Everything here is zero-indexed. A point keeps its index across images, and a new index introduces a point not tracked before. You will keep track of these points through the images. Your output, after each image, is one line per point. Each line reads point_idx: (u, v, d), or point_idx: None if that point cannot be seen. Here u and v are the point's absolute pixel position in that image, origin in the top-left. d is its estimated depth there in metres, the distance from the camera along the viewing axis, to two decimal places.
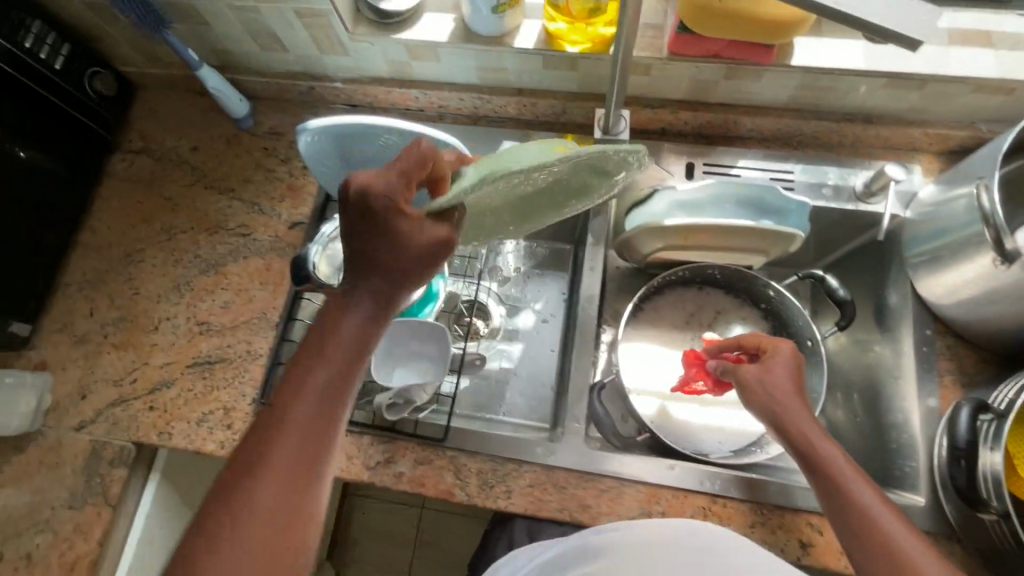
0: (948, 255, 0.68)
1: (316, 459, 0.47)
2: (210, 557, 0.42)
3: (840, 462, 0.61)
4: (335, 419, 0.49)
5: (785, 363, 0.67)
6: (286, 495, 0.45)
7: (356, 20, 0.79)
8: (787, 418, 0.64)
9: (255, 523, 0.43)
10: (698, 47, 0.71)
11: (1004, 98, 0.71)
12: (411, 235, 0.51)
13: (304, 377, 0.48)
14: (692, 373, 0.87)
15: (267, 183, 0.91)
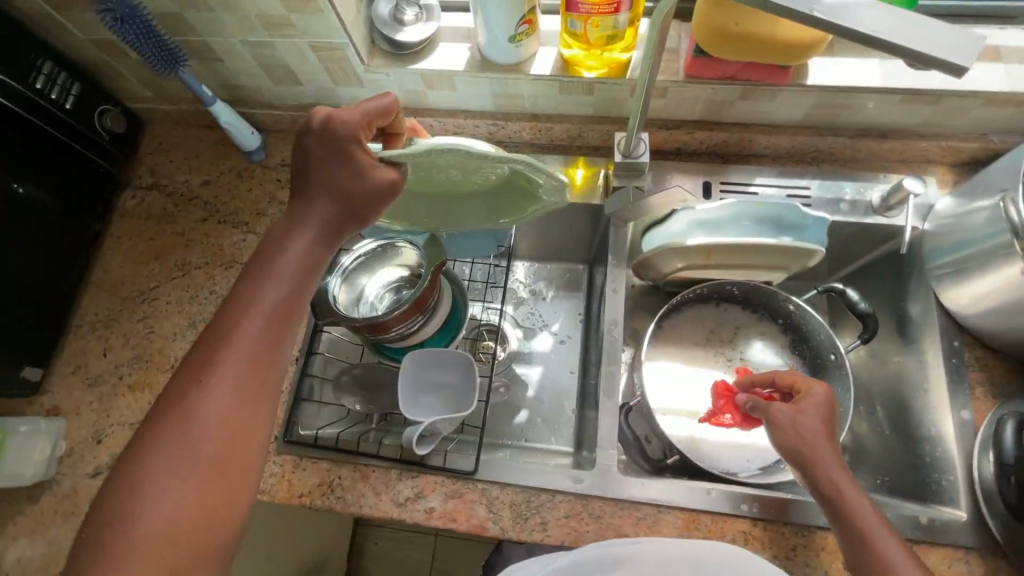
0: (971, 267, 0.68)
1: (265, 367, 0.52)
2: (169, 443, 0.47)
3: (868, 512, 0.60)
4: (283, 334, 0.53)
5: (817, 405, 0.66)
6: (235, 401, 0.50)
7: (371, 51, 0.79)
8: (813, 463, 0.62)
9: (204, 420, 0.49)
10: (713, 70, 0.72)
11: (1015, 110, 0.72)
12: (361, 176, 0.55)
13: (255, 294, 0.53)
14: (721, 405, 0.89)
15: (281, 215, 0.90)
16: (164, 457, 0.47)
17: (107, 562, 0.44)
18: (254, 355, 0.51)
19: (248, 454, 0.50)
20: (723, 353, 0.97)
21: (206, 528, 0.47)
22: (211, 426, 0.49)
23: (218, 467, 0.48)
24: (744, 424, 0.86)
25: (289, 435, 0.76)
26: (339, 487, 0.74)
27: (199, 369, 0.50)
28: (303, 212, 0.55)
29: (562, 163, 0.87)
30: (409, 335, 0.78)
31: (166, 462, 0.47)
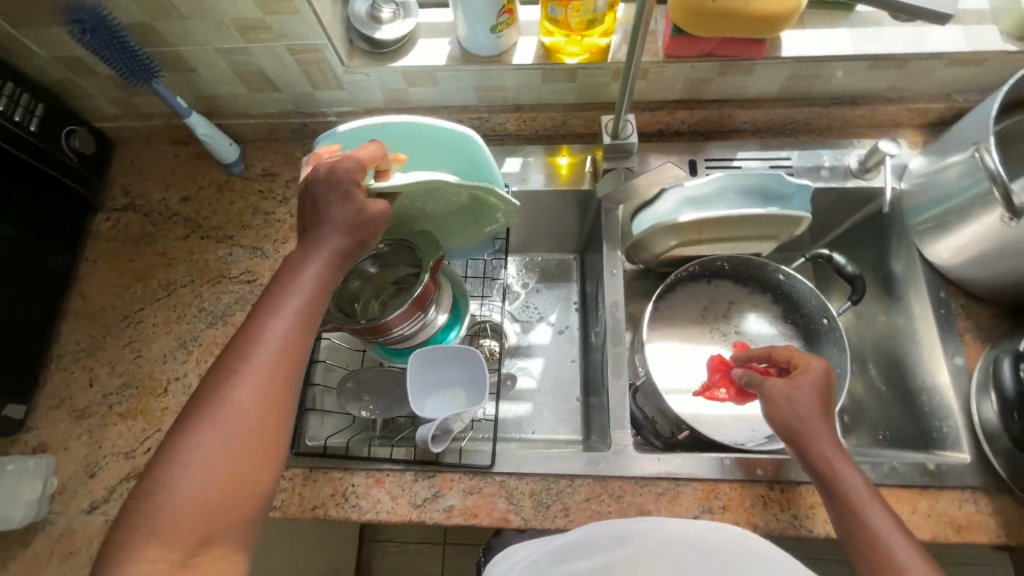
0: (953, 219, 0.71)
1: (285, 376, 0.51)
2: (189, 449, 0.47)
3: (861, 488, 0.61)
4: (304, 345, 0.52)
5: (814, 380, 0.66)
6: (255, 409, 0.49)
7: (350, 51, 0.78)
8: (805, 442, 0.64)
9: (224, 431, 0.48)
10: (692, 48, 0.74)
11: (975, 69, 0.76)
12: (362, 205, 0.55)
13: (276, 303, 0.52)
14: (716, 379, 0.90)
15: (266, 226, 0.87)
16: (185, 469, 0.46)
17: (127, 550, 0.44)
18: (277, 364, 0.50)
19: (268, 470, 0.49)
20: (719, 327, 0.98)
21: (222, 528, 0.46)
22: (232, 438, 0.48)
23: (238, 481, 0.47)
24: (739, 396, 0.88)
25: (296, 447, 0.74)
26: (353, 496, 0.72)
27: (221, 377, 0.49)
28: (314, 229, 0.55)
29: (549, 151, 0.88)
30: (411, 337, 0.76)
31: (186, 466, 0.46)
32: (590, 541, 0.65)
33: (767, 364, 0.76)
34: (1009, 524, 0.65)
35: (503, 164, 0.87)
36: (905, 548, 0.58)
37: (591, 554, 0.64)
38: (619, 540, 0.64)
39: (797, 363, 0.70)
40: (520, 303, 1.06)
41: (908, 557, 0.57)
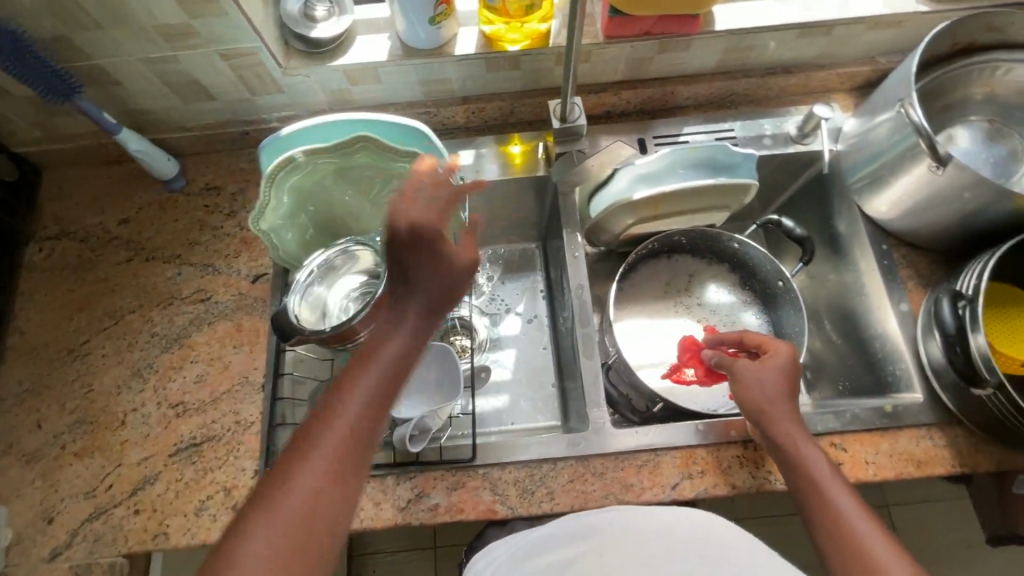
0: (887, 174, 0.75)
1: (362, 452, 0.49)
2: (261, 528, 0.44)
3: (824, 467, 0.64)
4: (382, 419, 0.50)
5: (782, 363, 0.69)
6: (329, 488, 0.46)
7: (285, 53, 0.75)
8: (770, 421, 0.66)
9: (291, 517, 0.45)
10: (631, 28, 0.75)
11: (894, 31, 0.80)
12: (450, 263, 0.54)
13: (360, 375, 0.50)
14: (686, 358, 0.95)
15: (216, 241, 0.84)
16: (244, 556, 0.43)
17: None
18: (353, 447, 0.48)
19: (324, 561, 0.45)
20: (682, 301, 1.01)
21: None
22: (304, 518, 0.45)
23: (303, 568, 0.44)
24: (709, 377, 0.93)
25: (270, 464, 0.72)
26: None
27: (299, 452, 0.47)
28: (401, 295, 0.53)
29: (501, 140, 0.87)
30: None
31: (254, 548, 0.43)
32: (565, 535, 0.64)
33: (735, 348, 0.79)
34: (963, 454, 0.70)
35: (456, 157, 0.86)
36: (863, 521, 0.60)
37: (567, 547, 0.63)
38: (589, 533, 0.63)
39: (767, 349, 0.73)
40: (488, 297, 1.06)
41: (867, 530, 0.59)
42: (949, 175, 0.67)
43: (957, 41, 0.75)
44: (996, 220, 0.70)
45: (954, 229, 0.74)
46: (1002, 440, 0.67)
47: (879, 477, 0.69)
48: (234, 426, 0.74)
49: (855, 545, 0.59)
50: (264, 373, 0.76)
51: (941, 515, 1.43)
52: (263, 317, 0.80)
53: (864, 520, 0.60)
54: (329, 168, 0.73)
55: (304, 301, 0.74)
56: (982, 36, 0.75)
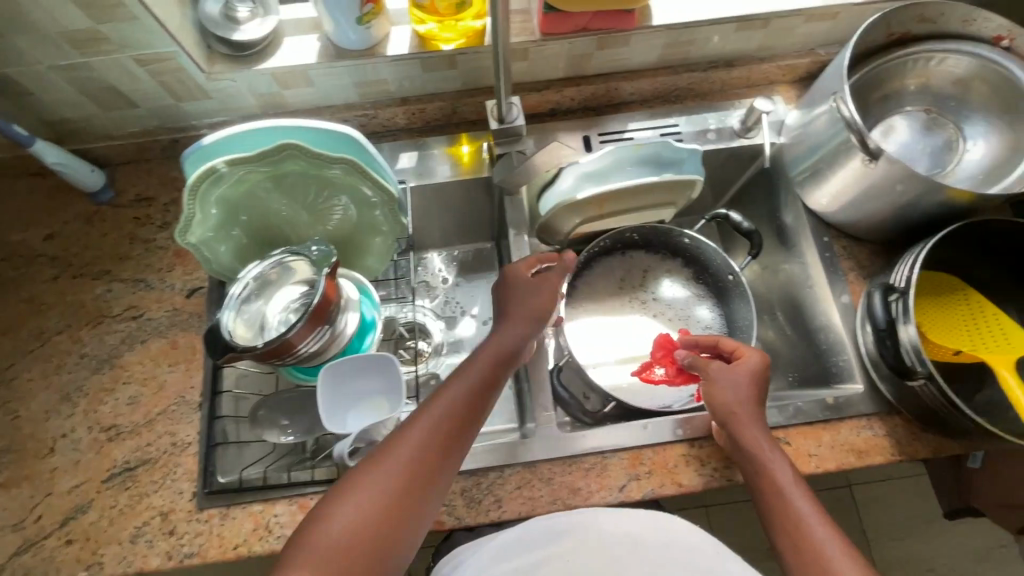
0: (826, 167, 0.75)
1: (465, 427, 0.59)
2: (382, 464, 0.55)
3: (788, 473, 0.64)
4: (482, 405, 0.61)
5: (752, 369, 0.71)
6: (434, 446, 0.57)
7: (208, 57, 0.72)
8: (738, 426, 0.67)
9: (405, 466, 0.55)
10: (567, 24, 0.73)
11: (831, 23, 0.80)
12: (540, 292, 0.69)
13: (472, 366, 0.63)
14: (659, 356, 0.95)
15: (149, 255, 0.80)
16: (364, 484, 0.54)
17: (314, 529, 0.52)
18: (446, 446, 0.57)
19: (412, 527, 0.55)
20: (637, 297, 1.01)
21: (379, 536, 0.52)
22: (412, 464, 0.55)
23: (402, 505, 0.54)
24: (677, 376, 0.92)
25: (208, 486, 0.70)
26: (276, 526, 0.68)
27: (401, 438, 0.57)
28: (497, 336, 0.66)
29: (444, 141, 0.85)
30: (323, 350, 0.73)
31: (373, 478, 0.54)
32: (532, 538, 0.64)
33: (709, 351, 0.80)
34: (901, 442, 0.71)
35: (396, 160, 0.84)
36: (820, 525, 0.60)
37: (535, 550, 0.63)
38: (560, 537, 0.63)
39: (739, 354, 0.74)
40: (443, 300, 1.04)
41: (823, 534, 0.60)
42: (881, 169, 0.67)
43: (891, 32, 0.75)
44: (929, 211, 0.70)
45: (890, 220, 0.74)
46: (937, 428, 0.68)
47: (820, 469, 0.70)
48: (171, 447, 0.71)
49: (811, 550, 0.59)
50: (201, 392, 0.74)
51: (901, 494, 1.47)
52: (199, 333, 0.77)
53: (822, 526, 0.60)
54: (262, 177, 0.69)
55: (239, 316, 0.72)
56: (915, 27, 0.75)
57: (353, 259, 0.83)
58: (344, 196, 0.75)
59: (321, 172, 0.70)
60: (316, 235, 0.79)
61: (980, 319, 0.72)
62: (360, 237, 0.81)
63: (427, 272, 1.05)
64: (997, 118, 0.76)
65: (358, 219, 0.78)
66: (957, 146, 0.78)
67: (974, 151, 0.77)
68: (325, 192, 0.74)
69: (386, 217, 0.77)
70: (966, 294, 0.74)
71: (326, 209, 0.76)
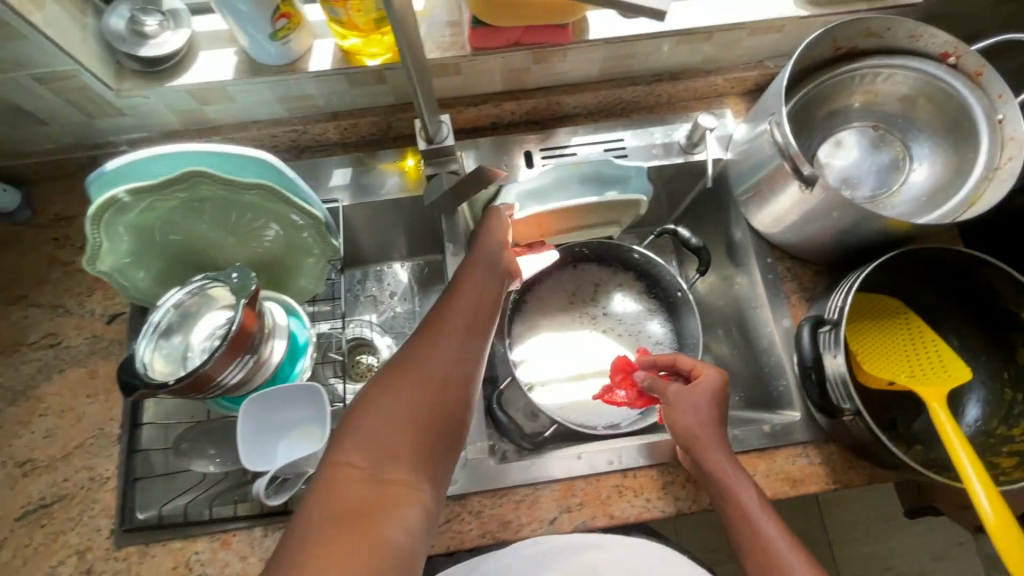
0: (767, 189, 0.73)
1: (484, 310, 0.63)
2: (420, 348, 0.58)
3: (753, 498, 0.62)
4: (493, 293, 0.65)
5: (712, 390, 0.68)
6: (462, 326, 0.60)
7: (117, 74, 0.68)
8: (701, 449, 0.65)
9: (443, 345, 0.58)
10: (498, 39, 0.69)
11: (778, 36, 0.77)
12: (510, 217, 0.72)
13: (474, 261, 0.66)
14: (618, 380, 0.90)
15: (68, 278, 0.77)
16: (409, 366, 0.56)
17: (364, 414, 0.53)
18: (460, 358, 0.58)
19: (462, 400, 0.57)
20: (587, 311, 0.99)
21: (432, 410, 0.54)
22: (448, 343, 0.58)
23: (449, 380, 0.56)
24: (639, 400, 0.88)
25: (125, 523, 0.68)
26: (197, 563, 0.67)
27: (409, 356, 0.57)
28: (476, 255, 0.67)
29: (379, 158, 0.82)
30: (249, 379, 0.71)
31: (416, 359, 0.57)
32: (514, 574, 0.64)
33: (667, 371, 0.75)
34: (836, 470, 0.70)
35: (329, 177, 0.81)
36: (789, 550, 0.59)
37: None
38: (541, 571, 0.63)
39: (698, 373, 0.70)
40: (392, 314, 1.01)
41: (792, 557, 0.58)
42: (817, 196, 0.66)
43: (839, 47, 0.72)
44: (868, 236, 0.69)
45: (831, 243, 0.72)
46: (868, 457, 0.67)
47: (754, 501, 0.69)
48: (88, 482, 0.69)
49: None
50: (120, 424, 0.71)
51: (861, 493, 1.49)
52: (120, 362, 0.74)
53: (791, 549, 0.59)
54: (175, 203, 0.66)
55: (155, 347, 0.68)
56: (862, 42, 0.72)
57: (285, 282, 0.80)
58: (272, 221, 0.72)
59: (241, 197, 0.67)
60: (244, 258, 0.76)
61: (919, 344, 0.71)
62: (291, 261, 0.78)
63: (376, 286, 1.02)
64: (942, 138, 0.74)
65: (288, 243, 0.75)
66: (903, 166, 0.77)
67: (919, 171, 0.76)
68: (248, 216, 0.71)
69: (318, 242, 0.75)
70: (906, 318, 0.72)
71: (251, 232, 0.73)
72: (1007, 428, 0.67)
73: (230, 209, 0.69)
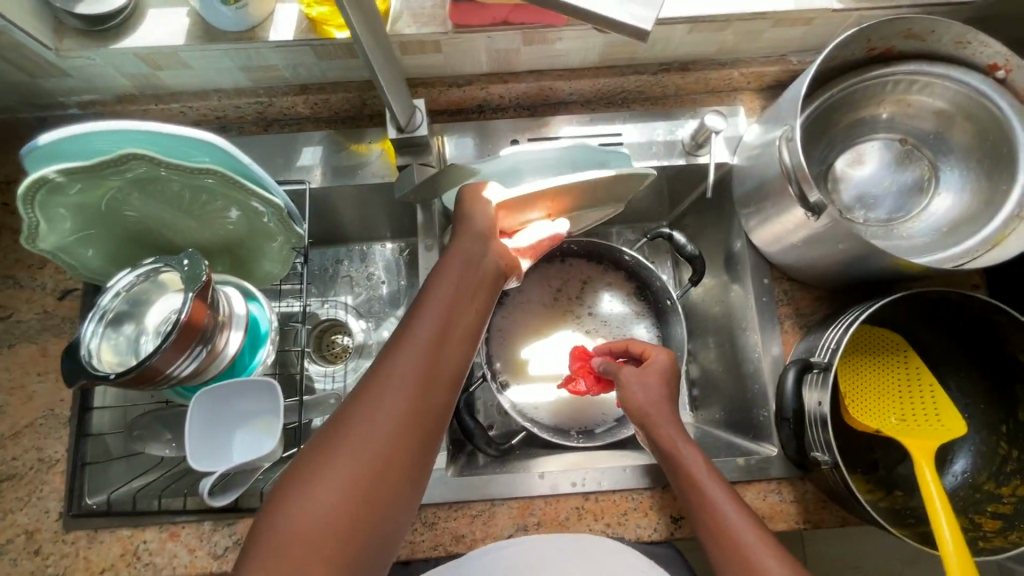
0: (771, 206, 0.67)
1: (453, 332, 0.52)
2: (375, 384, 0.48)
3: (700, 464, 0.59)
4: (467, 309, 0.54)
5: (662, 370, 0.67)
6: (427, 352, 0.49)
7: (57, 32, 0.62)
8: (652, 423, 0.63)
9: (403, 380, 0.48)
10: (480, 16, 0.61)
11: (806, 28, 0.67)
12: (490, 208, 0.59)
13: (440, 272, 0.55)
14: (577, 369, 0.84)
15: (19, 248, 0.73)
16: (362, 407, 0.47)
17: (304, 471, 0.44)
18: (408, 422, 0.47)
19: (425, 445, 0.48)
20: (571, 310, 0.93)
21: (387, 463, 0.45)
22: (409, 376, 0.48)
23: (409, 425, 0.47)
24: (598, 387, 0.82)
25: (75, 508, 0.67)
26: (145, 553, 0.66)
27: (342, 424, 0.46)
28: (450, 260, 0.56)
29: (353, 138, 0.75)
30: (202, 370, 0.66)
31: (369, 399, 0.47)
32: None
33: (622, 357, 0.76)
34: (808, 510, 0.67)
35: (298, 156, 0.75)
36: (735, 510, 0.55)
37: None
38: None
39: (648, 356, 0.70)
40: (369, 297, 0.96)
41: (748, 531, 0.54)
42: (822, 225, 0.59)
43: (872, 47, 0.63)
44: (874, 269, 0.62)
45: (834, 271, 0.66)
46: (841, 503, 0.64)
47: None
48: (37, 463, 0.68)
49: (736, 551, 0.53)
50: (70, 407, 0.70)
51: None
52: (70, 341, 0.71)
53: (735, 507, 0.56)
54: (122, 182, 0.60)
55: (100, 336, 0.63)
56: (901, 43, 0.63)
57: (248, 270, 0.75)
58: (234, 209, 0.66)
59: (195, 181, 0.61)
60: (202, 241, 0.71)
61: (915, 386, 0.66)
62: (257, 250, 0.72)
63: (355, 265, 0.97)
64: (976, 163, 0.67)
65: (252, 230, 0.69)
66: (928, 188, 0.69)
67: (944, 197, 0.68)
68: (208, 202, 0.65)
69: (283, 233, 0.69)
70: (905, 355, 0.67)
71: (211, 217, 0.67)
72: (996, 485, 0.63)
73: (185, 192, 0.63)
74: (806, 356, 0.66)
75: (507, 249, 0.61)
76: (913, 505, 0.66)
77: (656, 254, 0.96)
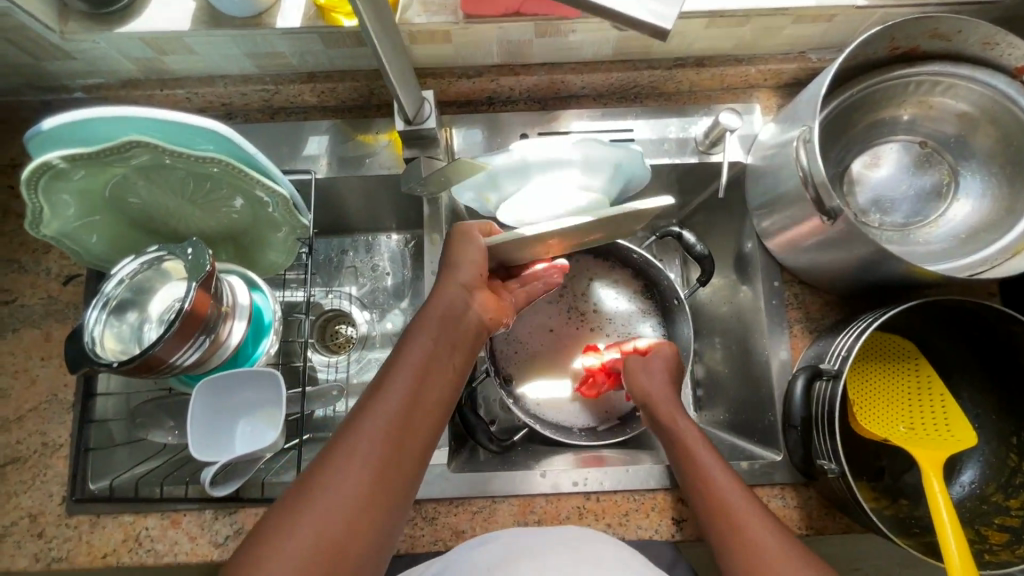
0: (784, 209, 0.65)
1: (432, 382, 0.54)
2: (357, 429, 0.49)
3: (695, 433, 0.61)
4: (446, 361, 0.57)
5: (665, 358, 0.71)
6: (407, 401, 0.52)
7: (62, 15, 0.61)
8: (653, 403, 0.66)
9: (383, 426, 0.49)
10: (492, 6, 0.60)
11: (827, 25, 0.65)
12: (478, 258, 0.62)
13: (422, 324, 0.57)
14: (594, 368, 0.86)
15: (24, 232, 0.73)
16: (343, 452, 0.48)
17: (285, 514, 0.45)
18: (388, 468, 0.48)
19: (401, 491, 0.49)
20: (576, 307, 0.92)
21: (366, 509, 0.46)
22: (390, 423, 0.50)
23: (389, 471, 0.48)
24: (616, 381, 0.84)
25: (77, 492, 0.67)
26: (146, 539, 0.66)
27: (324, 468, 0.47)
28: (433, 309, 0.59)
29: (360, 128, 0.74)
30: (206, 360, 0.66)
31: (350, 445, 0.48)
32: None
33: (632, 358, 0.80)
34: (812, 516, 0.66)
35: (304, 145, 0.74)
36: (732, 489, 0.55)
37: None
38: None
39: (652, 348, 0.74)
40: (373, 288, 0.95)
41: (737, 498, 0.54)
42: (837, 229, 0.58)
43: (896, 46, 0.61)
44: (888, 276, 0.61)
45: (847, 276, 0.65)
46: (846, 511, 0.63)
47: None
48: (40, 447, 0.68)
49: (723, 512, 0.54)
50: (73, 393, 0.70)
51: None
52: (73, 327, 0.71)
53: (729, 479, 0.56)
54: (125, 168, 0.59)
55: (103, 325, 0.62)
56: (926, 43, 0.61)
57: (253, 258, 0.75)
58: (239, 196, 0.65)
59: (198, 168, 0.60)
60: (207, 228, 0.70)
61: (925, 395, 0.65)
62: (261, 238, 0.72)
63: (359, 256, 0.97)
64: (998, 168, 0.65)
65: (257, 218, 0.68)
66: (946, 194, 0.67)
67: (963, 204, 0.66)
68: (211, 189, 0.64)
69: (287, 222, 0.68)
70: (916, 363, 0.66)
71: (215, 204, 0.66)
72: (1003, 497, 0.63)
73: (189, 179, 0.62)
74: (815, 361, 0.65)
75: (491, 301, 0.64)
76: (918, 515, 0.65)
77: (664, 252, 0.95)
